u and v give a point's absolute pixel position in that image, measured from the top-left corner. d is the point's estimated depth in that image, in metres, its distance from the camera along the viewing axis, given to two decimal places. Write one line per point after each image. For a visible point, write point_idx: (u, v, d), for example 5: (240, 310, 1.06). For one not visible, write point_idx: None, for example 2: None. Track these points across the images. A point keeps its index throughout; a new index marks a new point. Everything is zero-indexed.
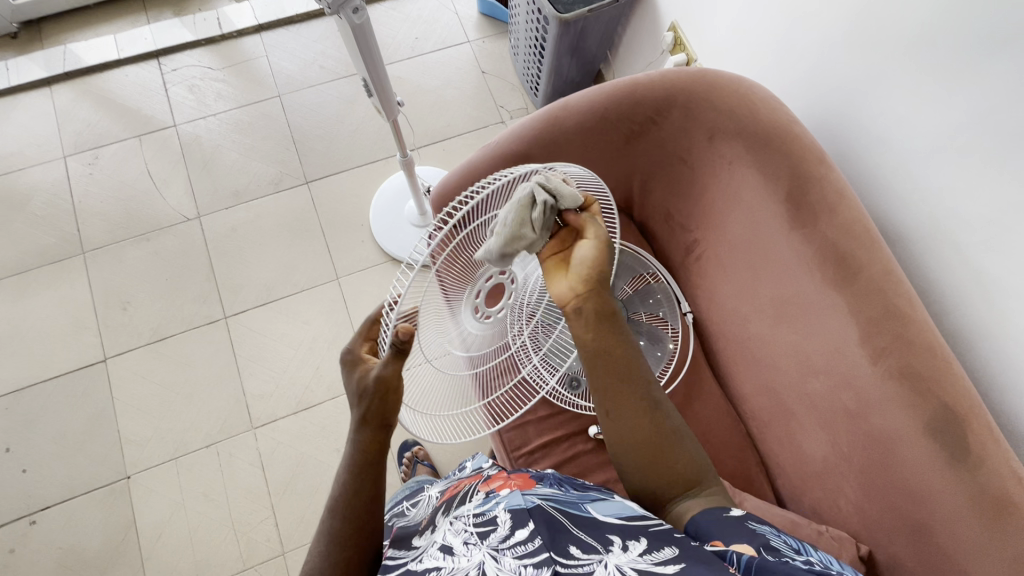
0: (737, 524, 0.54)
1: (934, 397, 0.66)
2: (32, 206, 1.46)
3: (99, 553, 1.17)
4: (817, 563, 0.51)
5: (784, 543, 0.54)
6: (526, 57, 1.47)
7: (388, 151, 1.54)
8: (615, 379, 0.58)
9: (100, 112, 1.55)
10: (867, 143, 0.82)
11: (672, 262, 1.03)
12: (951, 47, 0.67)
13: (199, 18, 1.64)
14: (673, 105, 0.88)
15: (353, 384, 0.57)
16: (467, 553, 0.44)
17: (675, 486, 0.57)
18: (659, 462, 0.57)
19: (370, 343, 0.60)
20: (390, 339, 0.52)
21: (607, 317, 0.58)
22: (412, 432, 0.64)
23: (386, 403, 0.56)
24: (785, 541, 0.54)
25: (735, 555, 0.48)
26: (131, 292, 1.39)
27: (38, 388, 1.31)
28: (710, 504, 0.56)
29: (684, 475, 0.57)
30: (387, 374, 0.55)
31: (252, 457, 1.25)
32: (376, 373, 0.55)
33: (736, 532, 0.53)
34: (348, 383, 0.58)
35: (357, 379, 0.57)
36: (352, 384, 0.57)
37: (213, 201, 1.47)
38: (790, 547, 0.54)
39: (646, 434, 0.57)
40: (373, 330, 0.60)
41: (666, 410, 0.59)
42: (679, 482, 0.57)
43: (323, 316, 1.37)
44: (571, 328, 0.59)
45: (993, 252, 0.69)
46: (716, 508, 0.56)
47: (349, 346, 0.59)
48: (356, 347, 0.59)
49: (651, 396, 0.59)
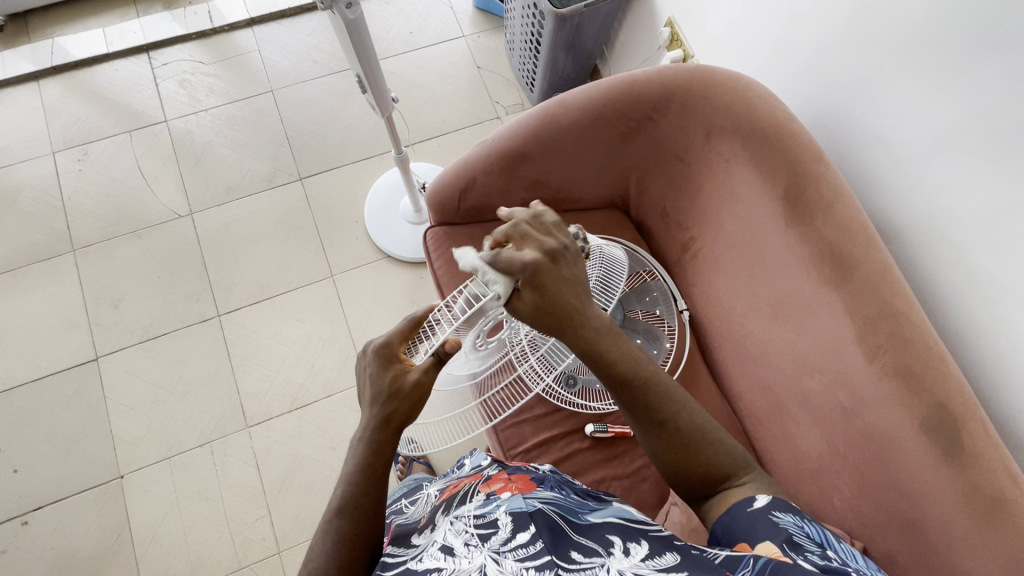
0: (761, 522, 0.54)
1: (929, 396, 0.66)
2: (21, 203, 1.44)
3: (92, 554, 1.16)
4: (835, 558, 0.50)
5: (809, 536, 0.52)
6: (522, 52, 1.46)
7: (383, 147, 1.53)
8: (626, 408, 0.61)
9: (89, 107, 1.53)
10: (865, 142, 0.81)
11: (669, 259, 1.02)
12: (949, 46, 0.67)
13: (189, 11, 1.61)
14: (671, 101, 0.87)
15: (382, 381, 0.56)
16: (467, 555, 0.44)
17: (703, 485, 0.61)
18: (679, 466, 0.61)
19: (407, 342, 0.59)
20: (436, 349, 0.56)
21: (594, 359, 0.59)
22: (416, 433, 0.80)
23: (413, 409, 0.57)
24: (807, 534, 0.53)
25: (752, 559, 0.46)
26: (123, 290, 1.37)
27: (27, 389, 1.29)
28: (740, 498, 0.59)
29: (709, 474, 0.61)
30: (423, 381, 0.57)
31: (246, 456, 1.24)
32: (413, 380, 0.56)
33: (758, 532, 0.53)
34: (375, 376, 0.56)
35: (388, 378, 0.56)
36: (381, 382, 0.56)
37: (205, 197, 1.46)
38: (814, 540, 0.52)
39: (663, 445, 0.61)
40: (412, 330, 0.59)
41: (682, 423, 0.60)
42: (708, 480, 0.61)
43: (318, 314, 1.36)
44: (606, 350, 0.59)
45: (990, 251, 0.68)
46: (742, 502, 0.58)
47: (385, 339, 0.58)
48: (394, 343, 0.58)
49: (668, 412, 0.60)
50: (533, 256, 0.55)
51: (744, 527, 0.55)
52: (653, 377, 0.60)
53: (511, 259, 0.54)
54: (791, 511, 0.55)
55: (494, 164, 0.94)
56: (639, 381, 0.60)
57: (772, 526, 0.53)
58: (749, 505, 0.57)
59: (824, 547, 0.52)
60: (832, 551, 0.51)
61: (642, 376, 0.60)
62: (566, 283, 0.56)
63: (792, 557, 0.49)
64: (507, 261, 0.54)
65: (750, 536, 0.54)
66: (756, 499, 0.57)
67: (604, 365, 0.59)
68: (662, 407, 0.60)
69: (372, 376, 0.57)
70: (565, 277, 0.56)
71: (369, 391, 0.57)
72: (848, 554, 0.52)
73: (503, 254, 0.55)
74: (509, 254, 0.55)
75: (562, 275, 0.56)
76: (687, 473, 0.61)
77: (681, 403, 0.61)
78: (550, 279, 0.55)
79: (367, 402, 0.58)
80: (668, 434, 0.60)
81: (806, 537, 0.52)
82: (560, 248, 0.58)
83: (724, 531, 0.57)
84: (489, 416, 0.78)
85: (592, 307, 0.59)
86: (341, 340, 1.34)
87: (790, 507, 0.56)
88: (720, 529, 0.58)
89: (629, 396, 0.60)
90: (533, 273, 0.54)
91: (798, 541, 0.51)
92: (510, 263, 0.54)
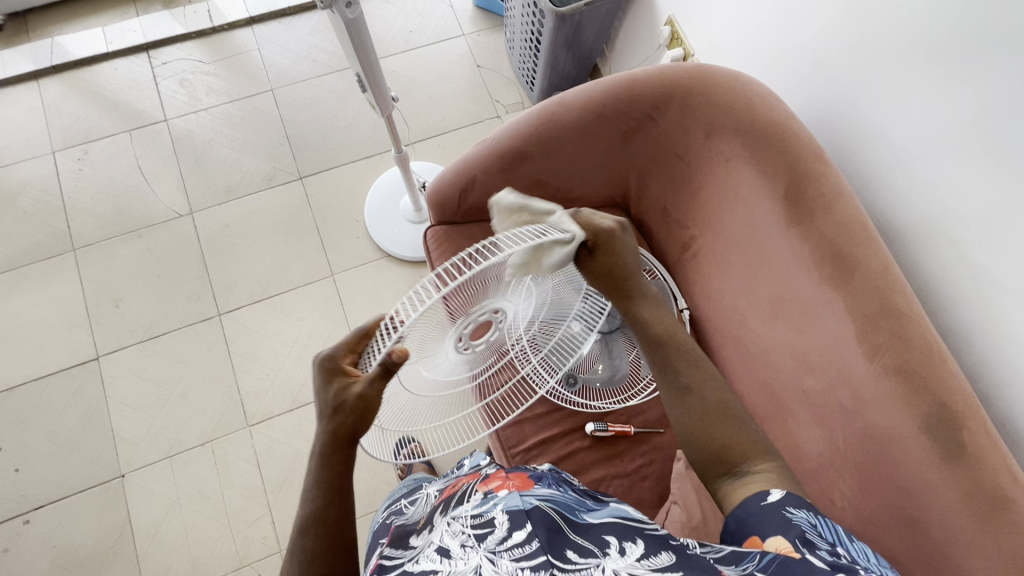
0: (773, 518, 0.52)
1: (929, 394, 0.66)
2: (21, 203, 1.44)
3: (94, 553, 1.17)
4: (845, 556, 0.48)
5: (822, 535, 0.51)
6: (522, 51, 1.46)
7: (383, 146, 1.53)
8: (655, 370, 0.65)
9: (89, 106, 1.53)
10: (865, 140, 0.81)
11: (670, 257, 1.02)
12: (951, 45, 0.67)
13: (189, 10, 1.61)
14: (672, 99, 0.87)
15: (329, 395, 0.54)
16: (463, 556, 0.43)
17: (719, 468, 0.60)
18: (696, 439, 0.61)
19: (354, 354, 0.56)
20: (381, 361, 0.50)
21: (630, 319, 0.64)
22: (373, 448, 0.67)
23: (359, 422, 0.55)
24: (820, 533, 0.51)
25: (758, 554, 0.46)
26: (123, 289, 1.37)
27: (28, 388, 1.29)
28: (754, 490, 0.56)
29: (722, 457, 0.60)
30: (368, 394, 0.53)
31: (247, 455, 1.24)
32: (358, 392, 0.53)
33: (770, 525, 0.52)
34: (321, 391, 0.55)
35: (333, 391, 0.54)
36: (327, 395, 0.54)
37: (205, 196, 1.46)
38: (826, 539, 0.50)
39: (682, 415, 0.62)
40: (360, 341, 0.55)
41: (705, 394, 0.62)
42: (721, 461, 0.60)
43: (318, 313, 1.36)
44: (644, 311, 0.64)
45: (991, 249, 0.68)
46: (755, 495, 0.55)
47: (330, 351, 0.55)
48: (339, 354, 0.55)
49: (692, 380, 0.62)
50: (610, 224, 0.60)
51: (755, 521, 0.53)
52: (686, 346, 0.64)
53: (591, 221, 0.60)
54: (805, 507, 0.53)
55: (493, 163, 0.95)
56: (672, 344, 0.64)
57: (785, 522, 0.51)
58: (762, 499, 0.54)
59: (837, 545, 0.50)
60: (842, 549, 0.50)
61: (675, 341, 0.64)
62: (630, 252, 0.62)
63: (802, 552, 0.47)
64: (586, 221, 0.60)
65: (761, 531, 0.52)
66: (771, 491, 0.55)
67: (639, 322, 0.64)
68: (692, 373, 0.63)
69: (319, 389, 0.55)
70: (629, 247, 0.62)
71: (319, 404, 0.56)
72: (862, 554, 0.51)
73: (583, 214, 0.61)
74: (587, 216, 0.61)
75: (629, 244, 0.62)
76: (700, 447, 0.61)
77: (708, 375, 0.63)
78: (618, 245, 0.61)
79: (320, 414, 0.56)
80: (692, 402, 0.62)
81: (819, 536, 0.50)
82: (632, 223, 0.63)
83: (738, 524, 0.55)
84: (491, 419, 0.81)
85: (643, 279, 0.64)
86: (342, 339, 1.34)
87: (804, 503, 0.54)
88: (733, 521, 0.56)
89: (661, 358, 0.64)
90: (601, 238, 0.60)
91: (811, 539, 0.49)
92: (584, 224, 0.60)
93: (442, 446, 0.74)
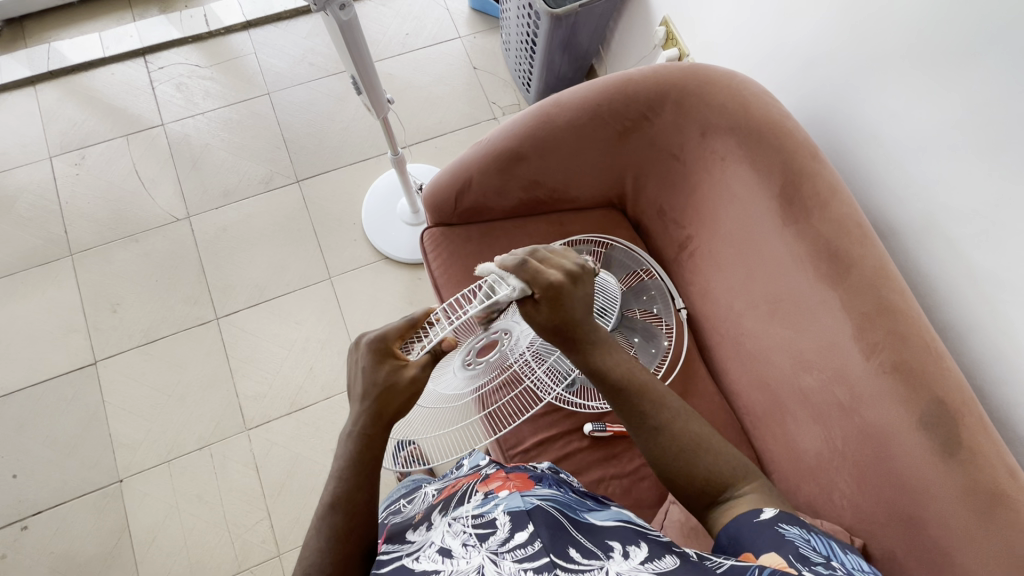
0: (767, 534, 0.53)
1: (928, 392, 0.66)
2: (19, 208, 1.44)
3: (92, 558, 1.16)
4: (840, 568, 0.50)
5: (815, 549, 0.52)
6: (518, 53, 1.47)
7: (380, 149, 1.53)
8: (622, 417, 0.65)
9: (86, 111, 1.53)
10: (858, 139, 0.81)
11: (665, 257, 1.02)
12: (946, 44, 0.67)
13: (186, 15, 1.62)
14: (666, 100, 0.87)
15: (378, 375, 0.57)
16: (466, 555, 0.43)
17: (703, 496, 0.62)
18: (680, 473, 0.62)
19: (402, 337, 0.60)
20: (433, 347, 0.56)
21: (592, 372, 0.64)
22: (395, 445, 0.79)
23: (405, 405, 0.58)
24: (814, 547, 0.52)
25: (757, 568, 0.46)
26: (121, 294, 1.37)
27: (25, 394, 1.29)
28: (745, 508, 0.58)
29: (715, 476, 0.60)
30: (419, 377, 0.57)
31: (246, 457, 1.24)
32: (410, 375, 0.57)
33: (763, 541, 0.53)
34: (369, 370, 0.58)
35: (383, 372, 0.57)
36: (375, 375, 0.57)
37: (203, 201, 1.46)
38: (820, 552, 0.51)
39: (678, 450, 0.62)
40: (405, 329, 0.60)
41: (671, 427, 0.63)
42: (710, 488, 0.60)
43: (316, 316, 1.36)
44: (602, 360, 0.64)
45: (985, 245, 0.68)
46: (748, 513, 0.57)
47: (381, 333, 0.59)
48: (390, 337, 0.59)
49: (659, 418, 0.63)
50: (556, 278, 0.60)
51: (749, 538, 0.54)
52: (650, 389, 0.64)
53: (541, 273, 0.60)
54: (797, 523, 0.55)
55: (490, 164, 0.95)
56: (634, 392, 0.64)
57: (778, 538, 0.52)
58: (756, 516, 0.56)
59: (831, 558, 0.51)
60: (836, 561, 0.51)
61: (639, 386, 0.64)
62: (581, 300, 0.62)
63: (797, 569, 0.48)
64: (534, 273, 0.59)
65: (755, 546, 0.53)
66: (763, 510, 0.57)
67: (598, 372, 0.64)
68: (658, 412, 0.63)
69: (366, 369, 0.58)
70: (581, 297, 0.62)
71: (361, 384, 0.58)
72: (855, 563, 0.52)
73: (531, 265, 0.59)
74: (535, 266, 0.60)
75: (579, 295, 0.62)
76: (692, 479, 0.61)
77: (674, 414, 0.64)
78: (569, 297, 0.61)
79: (356, 397, 0.58)
80: (671, 439, 0.62)
81: (812, 549, 0.51)
82: (579, 270, 0.63)
83: (730, 539, 0.56)
84: (492, 429, 0.82)
85: (592, 320, 0.64)
86: (339, 342, 1.34)
87: (795, 519, 0.55)
88: (725, 537, 0.57)
89: (625, 405, 0.64)
90: (546, 301, 0.60)
91: (805, 554, 0.50)
92: (536, 276, 0.59)
93: (440, 454, 0.80)
